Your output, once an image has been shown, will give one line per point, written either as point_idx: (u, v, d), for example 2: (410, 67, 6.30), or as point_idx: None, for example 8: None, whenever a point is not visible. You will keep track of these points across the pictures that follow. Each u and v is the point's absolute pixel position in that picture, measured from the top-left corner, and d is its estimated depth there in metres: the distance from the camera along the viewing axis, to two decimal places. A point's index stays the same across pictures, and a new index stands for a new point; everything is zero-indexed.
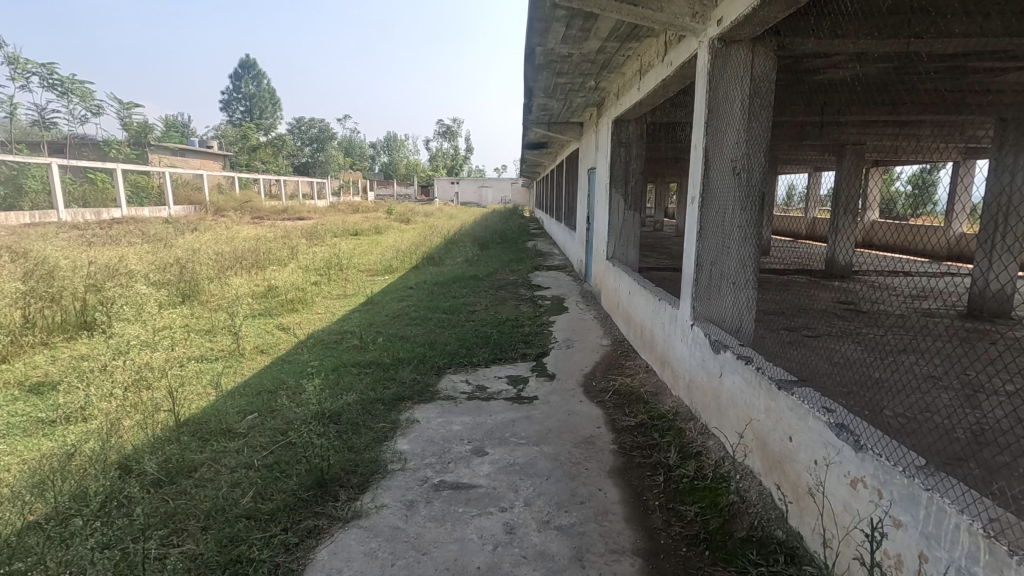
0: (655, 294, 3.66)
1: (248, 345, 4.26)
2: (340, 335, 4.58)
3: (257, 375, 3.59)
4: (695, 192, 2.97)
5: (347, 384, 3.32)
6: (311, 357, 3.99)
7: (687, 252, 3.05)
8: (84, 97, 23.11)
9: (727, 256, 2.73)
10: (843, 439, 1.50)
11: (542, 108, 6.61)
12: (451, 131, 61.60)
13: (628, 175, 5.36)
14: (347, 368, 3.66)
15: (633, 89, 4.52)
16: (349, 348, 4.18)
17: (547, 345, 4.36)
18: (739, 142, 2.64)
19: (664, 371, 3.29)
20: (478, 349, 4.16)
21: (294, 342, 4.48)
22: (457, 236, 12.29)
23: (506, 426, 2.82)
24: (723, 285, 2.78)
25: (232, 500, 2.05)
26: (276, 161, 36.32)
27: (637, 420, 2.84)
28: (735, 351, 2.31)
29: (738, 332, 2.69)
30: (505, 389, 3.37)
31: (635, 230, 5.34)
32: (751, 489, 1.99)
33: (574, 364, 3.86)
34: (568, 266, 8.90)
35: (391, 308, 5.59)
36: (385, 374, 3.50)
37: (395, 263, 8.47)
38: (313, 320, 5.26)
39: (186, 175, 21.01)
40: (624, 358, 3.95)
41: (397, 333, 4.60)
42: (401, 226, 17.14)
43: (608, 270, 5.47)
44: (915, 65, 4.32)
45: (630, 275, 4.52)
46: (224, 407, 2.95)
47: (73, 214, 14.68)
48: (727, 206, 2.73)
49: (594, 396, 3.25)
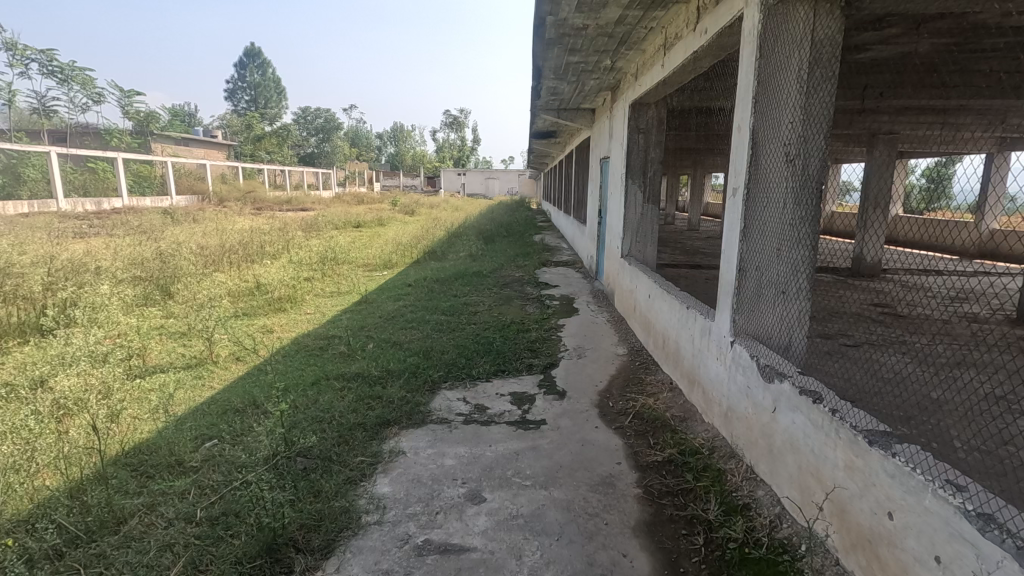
0: (680, 301, 3.19)
1: (220, 353, 3.82)
2: (326, 341, 4.13)
3: (223, 393, 3.15)
4: (737, 182, 2.48)
5: (323, 404, 2.88)
6: (289, 368, 3.54)
7: (724, 254, 2.57)
8: (86, 84, 22.77)
9: (776, 261, 2.26)
10: (994, 542, 1.04)
11: (552, 92, 6.11)
12: (458, 122, 60.89)
13: (646, 164, 4.86)
14: (326, 383, 3.22)
15: (655, 67, 4.01)
16: (333, 357, 3.74)
17: (555, 353, 3.90)
18: (795, 122, 2.15)
19: (693, 393, 2.83)
20: (478, 359, 3.71)
21: (274, 347, 4.04)
22: (461, 229, 11.82)
23: (508, 461, 2.37)
24: (769, 294, 2.31)
25: (157, 571, 1.60)
26: (282, 151, 35.93)
27: (665, 455, 2.37)
28: (794, 382, 1.84)
29: (787, 352, 2.23)
30: (508, 410, 2.92)
31: (653, 226, 4.83)
32: (827, 571, 1.53)
33: (587, 379, 3.39)
34: (577, 262, 8.43)
35: (386, 308, 5.15)
36: (369, 390, 3.06)
37: (394, 257, 8.02)
38: (299, 322, 4.82)
39: (188, 164, 20.65)
40: (643, 372, 3.47)
41: (389, 338, 4.15)
42: (403, 217, 16.66)
43: (623, 269, 5.00)
44: (977, 40, 3.80)
45: (649, 275, 4.04)
46: (176, 436, 2.51)
47: (72, 204, 14.34)
48: (777, 201, 2.25)
49: (611, 420, 2.78)
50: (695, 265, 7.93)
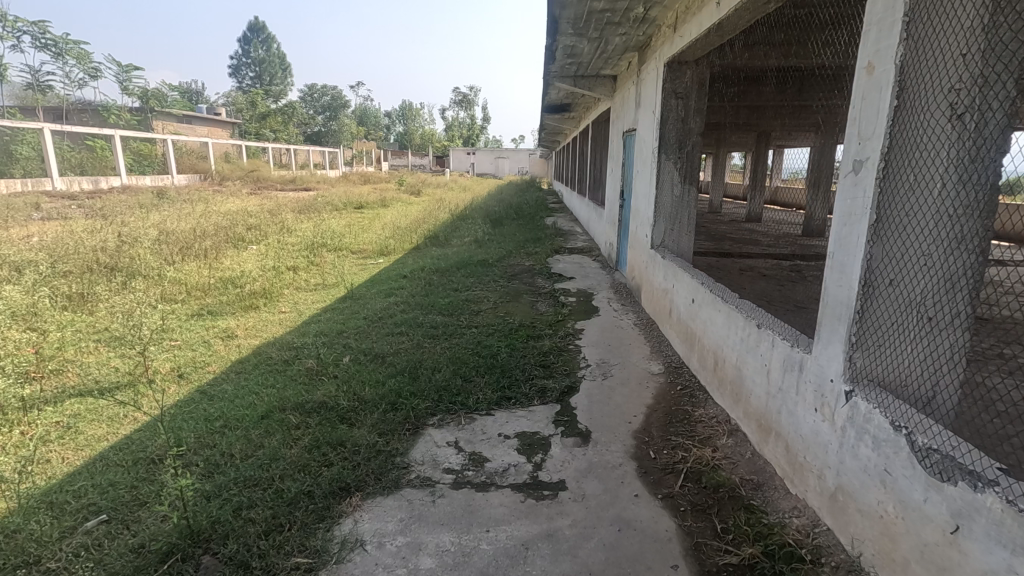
0: (742, 314, 2.39)
1: (158, 369, 3.09)
2: (294, 351, 3.39)
3: (142, 433, 2.42)
4: (854, 153, 1.63)
5: (264, 454, 2.15)
6: (237, 395, 2.80)
7: (829, 260, 1.73)
8: (81, 58, 21.87)
9: (921, 273, 1.44)
10: None
11: (569, 53, 5.25)
12: (468, 100, 59.27)
13: (684, 135, 4.00)
14: (279, 418, 2.48)
15: (705, 6, 3.14)
16: (297, 376, 3.00)
17: (574, 371, 3.14)
18: (968, 52, 1.29)
19: (769, 445, 2.07)
20: (477, 380, 2.95)
21: (230, 360, 3.30)
22: (467, 211, 11.01)
23: (513, 564, 1.61)
24: (909, 327, 1.49)
25: None
26: (288, 128, 34.94)
27: (744, 558, 1.60)
28: (1008, 500, 1.05)
29: (931, 409, 1.44)
30: (513, 464, 2.16)
31: (692, 211, 4.05)
32: None
33: (616, 412, 2.62)
34: (593, 250, 7.61)
35: (374, 306, 4.42)
36: (330, 432, 2.32)
37: (392, 243, 7.25)
38: (270, 323, 4.10)
39: (190, 143, 19.86)
40: (689, 403, 2.69)
41: (369, 349, 3.39)
42: (409, 197, 15.79)
43: (654, 261, 4.18)
44: None
45: (693, 274, 3.22)
46: (43, 514, 1.80)
47: (67, 183, 13.60)
48: (927, 180, 1.41)
49: (657, 485, 2.03)
50: (724, 253, 7.08)
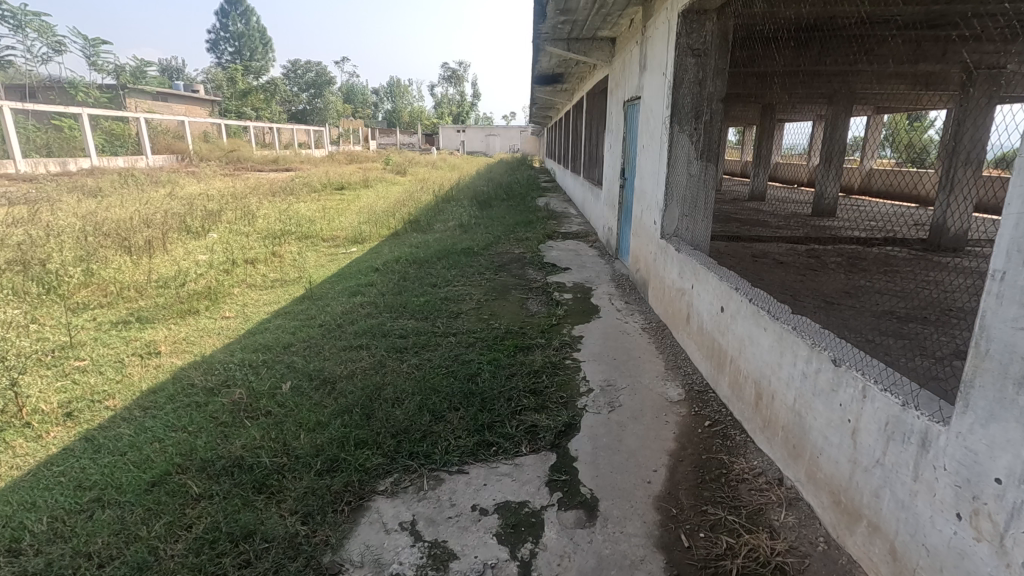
0: (804, 342, 1.73)
1: (38, 406, 2.39)
2: (223, 374, 2.72)
3: None
4: None
5: (129, 559, 1.50)
6: (132, 443, 2.13)
7: (997, 289, 1.05)
8: (45, 31, 20.50)
9: None
10: None
11: (562, 8, 4.51)
12: (457, 76, 57.39)
13: (701, 101, 3.31)
14: (172, 487, 1.82)
15: None
16: (217, 414, 2.32)
17: (572, 399, 2.50)
18: None
19: (855, 538, 1.45)
20: (448, 416, 2.30)
21: (140, 390, 2.61)
22: (452, 192, 10.24)
23: None
24: None
25: None
26: (272, 106, 33.55)
27: None
28: None
29: None
30: (490, 565, 1.51)
31: (711, 193, 3.38)
32: None
33: (630, 466, 1.98)
34: (589, 235, 6.94)
35: (336, 308, 3.74)
36: (236, 515, 1.66)
37: (368, 230, 6.52)
38: (208, 332, 3.40)
39: (165, 121, 18.71)
40: (725, 452, 2.05)
41: (316, 371, 2.72)
42: (395, 178, 14.93)
43: (666, 252, 3.50)
44: None
45: (721, 272, 2.55)
46: None
47: (31, 165, 12.60)
48: None
49: None
50: (733, 236, 6.41)
